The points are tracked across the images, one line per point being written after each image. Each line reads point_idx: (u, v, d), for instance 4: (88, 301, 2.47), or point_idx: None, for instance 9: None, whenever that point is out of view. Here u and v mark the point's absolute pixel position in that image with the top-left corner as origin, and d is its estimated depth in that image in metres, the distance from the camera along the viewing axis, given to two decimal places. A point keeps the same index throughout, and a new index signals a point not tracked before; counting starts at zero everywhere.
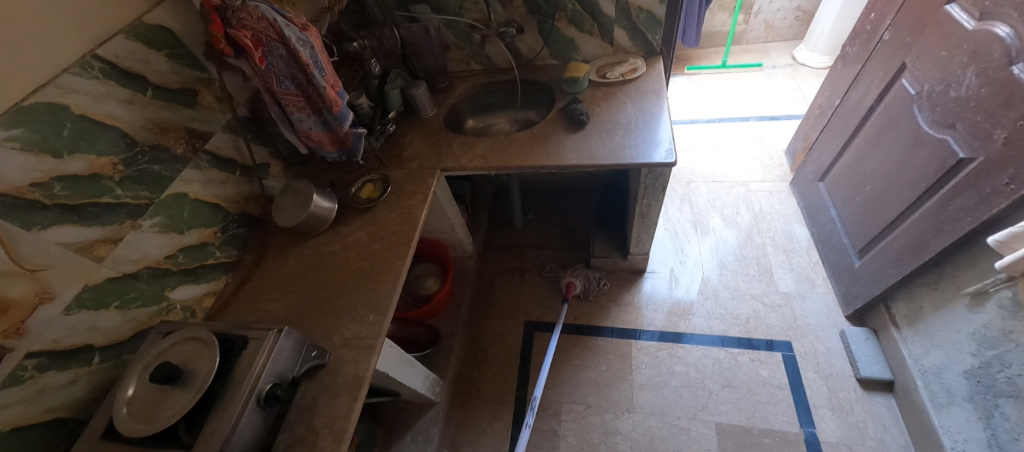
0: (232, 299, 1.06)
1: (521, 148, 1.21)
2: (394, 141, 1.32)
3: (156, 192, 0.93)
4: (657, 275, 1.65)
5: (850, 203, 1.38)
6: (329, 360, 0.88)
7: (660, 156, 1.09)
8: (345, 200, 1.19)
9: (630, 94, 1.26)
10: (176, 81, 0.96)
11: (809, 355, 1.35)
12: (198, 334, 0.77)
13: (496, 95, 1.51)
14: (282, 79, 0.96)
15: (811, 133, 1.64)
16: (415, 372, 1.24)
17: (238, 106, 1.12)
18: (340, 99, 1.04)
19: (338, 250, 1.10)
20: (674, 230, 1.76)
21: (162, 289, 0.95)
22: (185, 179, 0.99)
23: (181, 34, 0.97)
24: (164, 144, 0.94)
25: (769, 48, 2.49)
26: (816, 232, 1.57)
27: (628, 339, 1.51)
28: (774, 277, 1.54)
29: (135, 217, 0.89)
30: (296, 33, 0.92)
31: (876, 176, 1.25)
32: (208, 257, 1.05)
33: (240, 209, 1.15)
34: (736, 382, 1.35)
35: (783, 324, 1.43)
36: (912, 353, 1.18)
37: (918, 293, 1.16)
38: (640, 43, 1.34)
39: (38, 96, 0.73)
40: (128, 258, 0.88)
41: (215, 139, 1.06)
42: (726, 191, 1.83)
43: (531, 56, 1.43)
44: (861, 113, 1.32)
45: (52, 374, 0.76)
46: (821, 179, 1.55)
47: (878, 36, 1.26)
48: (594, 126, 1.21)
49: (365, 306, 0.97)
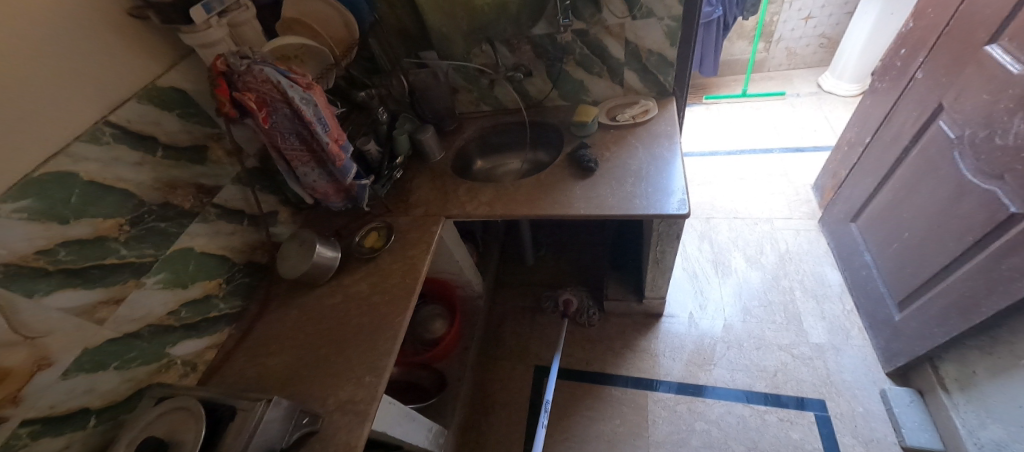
0: (234, 352, 1.05)
1: (528, 195, 1.18)
2: (401, 186, 1.32)
3: (162, 249, 0.94)
4: (675, 319, 1.56)
5: (886, 249, 1.27)
6: (321, 426, 0.86)
7: (672, 207, 1.03)
8: (350, 248, 1.18)
9: (641, 138, 1.22)
10: (187, 139, 0.99)
11: (845, 416, 1.23)
12: (188, 404, 0.75)
13: (505, 136, 1.50)
14: (286, 136, 0.97)
15: (840, 170, 1.54)
16: (417, 426, 1.20)
17: (247, 158, 1.14)
18: (344, 152, 1.04)
19: (339, 302, 1.08)
20: (693, 270, 1.67)
21: (163, 346, 0.95)
22: (192, 234, 1.00)
23: (193, 93, 1.00)
24: (172, 201, 0.96)
25: (792, 75, 2.40)
26: (850, 277, 1.46)
27: (644, 390, 1.42)
28: (804, 326, 1.43)
29: (139, 276, 0.90)
30: (300, 92, 0.93)
31: (914, 223, 1.15)
32: (212, 309, 1.06)
33: (247, 258, 1.15)
34: (764, 445, 1.24)
35: (815, 380, 1.32)
36: (966, 423, 1.06)
37: (970, 356, 1.04)
38: (651, 84, 1.29)
39: (49, 166, 0.75)
40: (129, 318, 0.88)
41: (224, 191, 1.08)
42: (748, 229, 1.73)
43: (540, 98, 1.41)
44: (894, 153, 1.23)
45: (47, 441, 0.75)
46: (852, 220, 1.45)
47: (909, 73, 1.18)
48: (603, 172, 1.16)
49: (362, 365, 0.94)
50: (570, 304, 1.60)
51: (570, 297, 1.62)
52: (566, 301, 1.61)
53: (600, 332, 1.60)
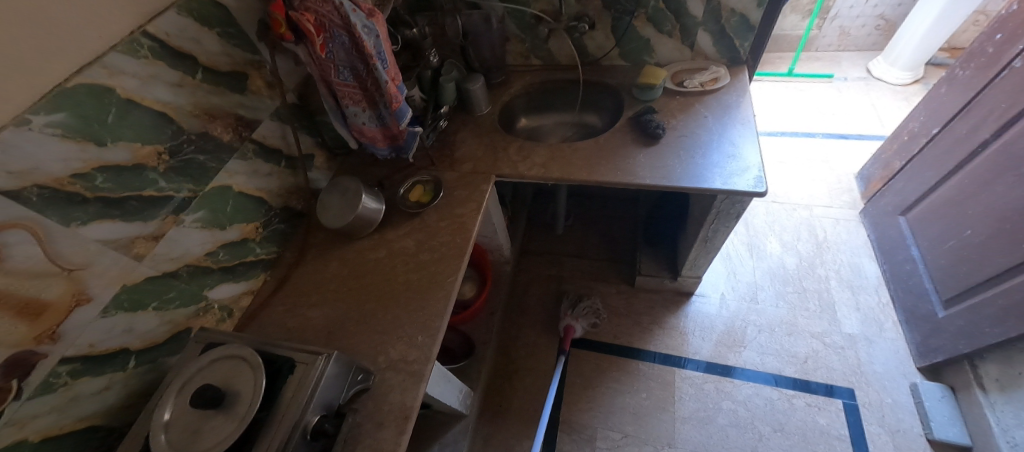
0: (270, 300, 0.99)
1: (586, 159, 1.10)
2: (446, 139, 1.23)
3: (201, 185, 0.86)
4: (706, 299, 1.55)
5: (940, 246, 1.24)
6: (373, 384, 0.82)
7: (746, 183, 0.97)
8: (394, 201, 1.11)
9: (711, 108, 1.14)
10: (227, 63, 0.88)
11: (874, 406, 1.25)
12: (243, 352, 0.70)
13: (554, 95, 1.40)
14: (341, 68, 0.87)
15: (894, 160, 1.50)
16: (451, 387, 1.17)
17: (287, 92, 1.03)
18: (400, 94, 0.94)
19: (384, 256, 1.02)
20: (726, 251, 1.65)
21: (201, 289, 0.88)
22: (231, 171, 0.92)
23: (235, 11, 0.88)
24: (212, 133, 0.87)
25: (840, 57, 2.30)
26: (890, 271, 1.44)
27: (672, 366, 1.42)
28: (837, 315, 1.43)
29: (178, 211, 0.82)
30: (362, 19, 0.82)
31: (981, 221, 1.12)
32: (248, 254, 0.99)
33: (283, 202, 1.08)
34: (790, 428, 1.25)
35: (845, 369, 1.32)
36: (1001, 422, 1.07)
37: (1019, 358, 1.04)
38: (724, 50, 1.21)
39: (83, 77, 0.65)
40: (167, 257, 0.81)
41: (262, 127, 0.98)
42: (786, 214, 1.70)
43: (598, 55, 1.30)
44: (969, 147, 1.18)
45: (86, 381, 0.70)
46: (902, 213, 1.42)
47: (1003, 61, 1.11)
48: (669, 141, 1.09)
49: (413, 324, 0.89)
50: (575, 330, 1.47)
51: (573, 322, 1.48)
52: (568, 329, 1.47)
53: (629, 306, 1.57)
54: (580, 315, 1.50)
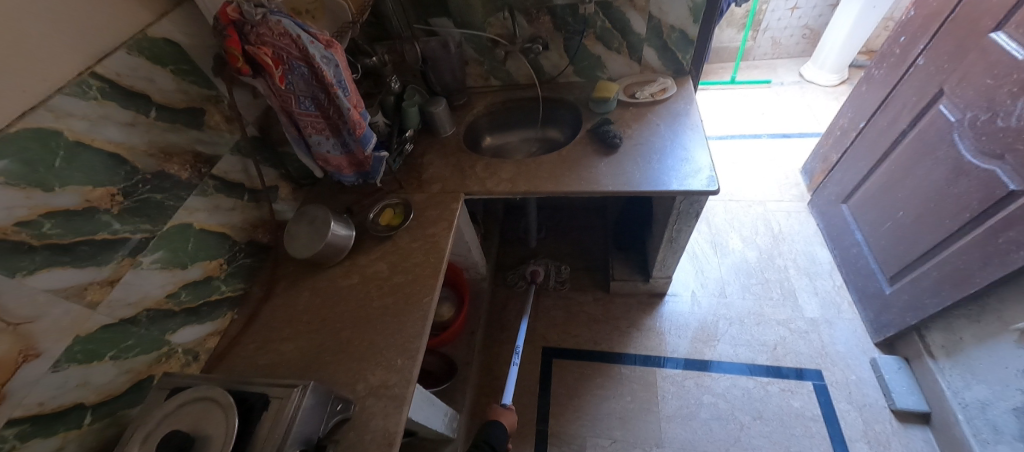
0: (240, 338, 0.96)
1: (551, 171, 1.14)
2: (412, 162, 1.24)
3: (158, 225, 0.83)
4: (678, 298, 1.60)
5: (879, 228, 1.35)
6: (354, 413, 0.80)
7: (700, 182, 1.03)
8: (364, 226, 1.10)
9: (662, 116, 1.21)
10: (183, 100, 0.87)
11: (840, 384, 1.32)
12: (214, 393, 0.67)
13: (516, 113, 1.45)
14: (301, 99, 0.88)
15: (831, 154, 1.63)
16: (435, 411, 1.15)
17: (247, 125, 1.02)
18: (363, 121, 0.95)
19: (357, 282, 1.01)
20: (692, 250, 1.72)
21: (163, 333, 0.84)
22: (190, 208, 0.89)
23: (188, 48, 0.87)
24: (168, 170, 0.85)
25: (775, 64, 2.50)
26: (840, 255, 1.55)
27: (652, 367, 1.45)
28: (799, 302, 1.51)
29: (135, 254, 0.79)
30: (321, 50, 0.84)
31: (910, 203, 1.23)
32: (213, 293, 0.95)
33: (248, 237, 1.05)
34: (768, 414, 1.30)
35: (811, 352, 1.39)
36: (951, 385, 1.16)
37: (958, 324, 1.14)
38: (669, 63, 1.29)
39: (27, 121, 0.63)
40: (125, 302, 0.77)
41: (223, 162, 0.97)
42: (743, 211, 1.81)
43: (554, 74, 1.37)
44: (892, 136, 1.30)
45: (37, 443, 0.65)
46: (844, 201, 1.54)
47: (909, 60, 1.25)
48: (627, 149, 1.15)
49: (392, 348, 0.88)
50: (540, 273, 1.63)
51: (538, 267, 1.64)
52: (534, 272, 1.63)
53: (606, 312, 1.61)
54: (541, 263, 1.69)
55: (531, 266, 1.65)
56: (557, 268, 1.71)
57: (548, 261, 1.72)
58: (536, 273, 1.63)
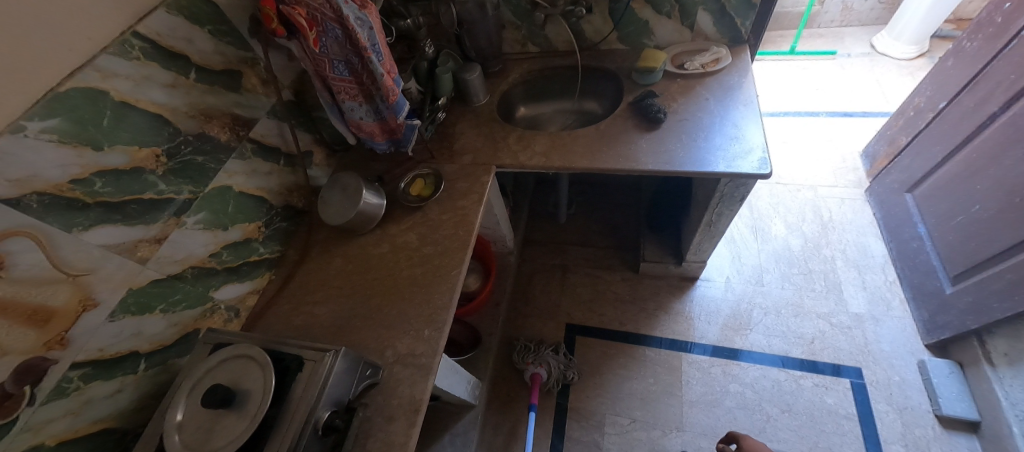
0: (276, 299, 1.00)
1: (587, 146, 1.09)
2: (445, 131, 1.22)
3: (201, 186, 0.85)
4: (711, 283, 1.54)
5: (947, 222, 1.23)
6: (382, 378, 0.82)
7: (750, 165, 0.96)
8: (395, 195, 1.10)
9: (712, 89, 1.12)
10: (221, 62, 0.87)
11: (881, 384, 1.25)
12: (252, 352, 0.70)
13: (552, 82, 1.38)
14: (335, 63, 0.86)
15: (900, 137, 1.48)
16: (459, 378, 1.18)
17: (283, 89, 1.02)
18: (396, 87, 0.93)
19: (387, 251, 1.02)
20: (731, 235, 1.64)
21: (206, 290, 0.89)
22: (230, 171, 0.91)
23: (225, 8, 0.86)
24: (209, 133, 0.86)
25: (843, 33, 2.26)
26: (896, 249, 1.43)
27: (679, 351, 1.42)
28: (843, 295, 1.42)
29: (180, 214, 0.82)
30: (355, 11, 0.81)
31: (988, 196, 1.10)
32: (252, 254, 0.99)
33: (284, 201, 1.07)
34: (798, 408, 1.26)
35: (852, 348, 1.32)
36: (1010, 396, 1.08)
37: None
38: (725, 29, 1.18)
39: (76, 81, 0.64)
40: (171, 259, 0.81)
41: (259, 126, 0.98)
42: (791, 196, 1.69)
43: (596, 40, 1.28)
44: (977, 120, 1.16)
45: (98, 385, 0.71)
46: (909, 190, 1.40)
47: (1011, 31, 1.09)
48: (671, 125, 1.08)
49: (419, 318, 0.89)
50: (541, 377, 1.37)
51: (538, 369, 1.37)
52: (534, 375, 1.37)
53: (634, 292, 1.57)
54: (541, 360, 1.41)
55: (531, 369, 1.38)
56: (562, 365, 1.42)
57: (551, 352, 1.43)
58: (537, 377, 1.37)
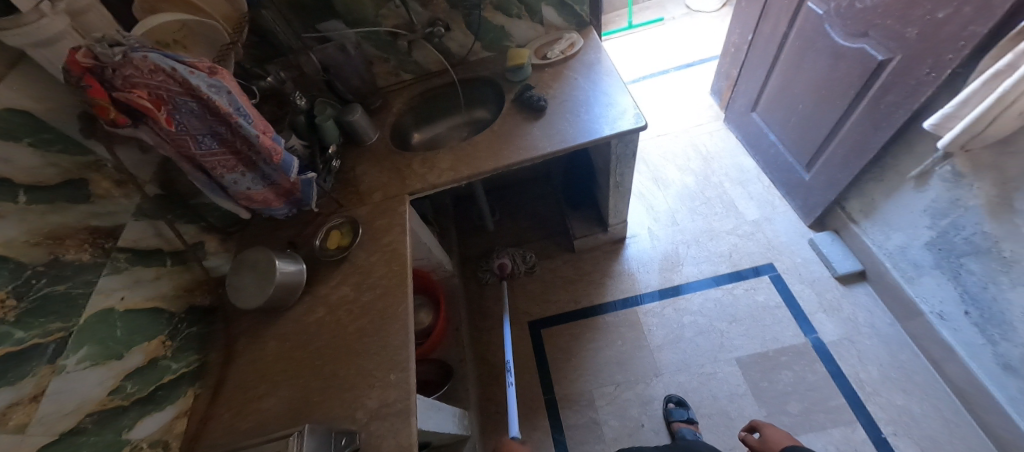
0: (212, 412, 0.87)
1: (488, 148, 1.14)
2: (345, 177, 1.17)
3: (72, 319, 0.72)
4: (637, 238, 1.68)
5: (787, 125, 1.49)
6: (362, 442, 0.76)
7: (628, 121, 1.08)
8: (312, 256, 1.03)
9: (578, 69, 1.24)
10: (58, 174, 0.75)
11: (792, 270, 1.46)
12: None
13: (437, 102, 1.40)
14: (200, 138, 0.78)
15: (732, 70, 1.76)
16: (444, 415, 1.13)
17: (144, 184, 0.90)
18: (278, 145, 0.88)
19: (324, 315, 0.95)
20: (638, 191, 1.80)
21: (119, 434, 0.75)
22: (105, 290, 0.79)
23: (44, 113, 0.73)
24: (64, 256, 0.73)
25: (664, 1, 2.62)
26: (762, 158, 1.70)
27: (633, 307, 1.52)
28: (740, 209, 1.65)
29: (54, 358, 0.68)
30: (206, 79, 0.74)
31: (805, 95, 1.37)
32: (164, 374, 0.86)
33: (185, 303, 0.95)
34: (741, 315, 1.42)
35: (761, 249, 1.53)
36: (875, 241, 1.32)
37: (868, 188, 1.29)
38: (570, 17, 1.31)
39: None
40: (60, 413, 0.67)
41: (129, 231, 0.86)
42: (672, 143, 1.91)
43: (463, 54, 1.34)
44: (776, 41, 1.43)
45: None
46: (753, 109, 1.68)
47: None
48: (554, 109, 1.16)
49: (382, 366, 0.85)
50: (507, 266, 1.61)
51: (504, 259, 1.63)
52: (500, 265, 1.61)
53: (577, 270, 1.65)
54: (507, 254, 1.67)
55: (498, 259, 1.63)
56: (523, 256, 1.68)
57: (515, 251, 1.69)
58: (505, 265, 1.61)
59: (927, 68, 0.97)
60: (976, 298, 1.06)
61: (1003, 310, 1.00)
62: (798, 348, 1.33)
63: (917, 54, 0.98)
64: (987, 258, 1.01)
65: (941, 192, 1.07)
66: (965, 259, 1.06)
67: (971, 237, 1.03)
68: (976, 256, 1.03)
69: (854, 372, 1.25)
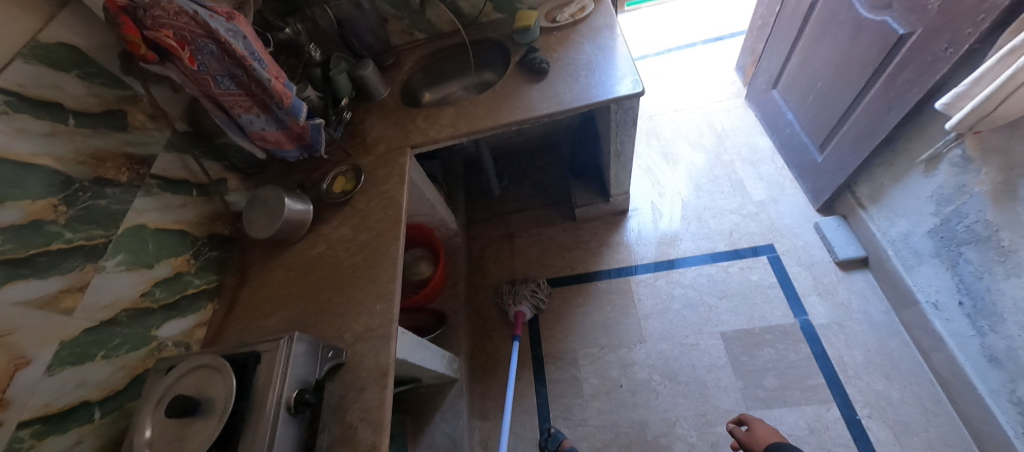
0: (224, 324, 1.00)
1: (488, 108, 1.18)
2: (354, 129, 1.25)
3: (111, 229, 0.85)
4: (639, 211, 1.69)
5: (804, 103, 1.46)
6: (347, 358, 0.86)
7: (626, 86, 1.10)
8: (319, 198, 1.13)
9: (584, 33, 1.24)
10: (99, 104, 0.85)
11: (791, 252, 1.45)
12: (211, 362, 0.72)
13: (447, 63, 1.45)
14: (219, 78, 0.88)
15: (757, 44, 1.70)
16: (432, 354, 1.24)
17: (175, 121, 1.01)
18: (288, 90, 0.96)
19: (325, 250, 1.05)
20: (646, 165, 1.80)
21: (147, 330, 0.88)
22: (139, 209, 0.91)
23: (88, 50, 0.85)
24: (105, 176, 0.85)
25: None
26: (777, 139, 1.66)
27: (626, 276, 1.56)
28: (747, 189, 1.62)
29: (94, 259, 0.81)
30: (223, 23, 0.82)
31: (824, 73, 1.33)
32: (187, 287, 0.99)
33: (207, 231, 1.07)
34: (731, 292, 1.43)
35: (763, 230, 1.52)
36: (880, 227, 1.30)
37: (878, 173, 1.26)
38: None
39: None
40: (100, 305, 0.80)
41: (160, 161, 0.97)
42: (688, 118, 1.88)
43: (475, 15, 1.37)
44: (801, 14, 1.38)
45: (53, 441, 0.70)
46: (773, 87, 1.62)
47: None
48: (555, 72, 1.18)
49: (370, 296, 0.94)
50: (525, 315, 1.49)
51: (522, 309, 1.50)
52: (518, 314, 1.49)
53: (576, 238, 1.69)
54: (523, 297, 1.52)
55: (514, 309, 1.50)
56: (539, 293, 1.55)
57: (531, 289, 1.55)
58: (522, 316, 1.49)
59: (944, 43, 0.93)
60: (970, 289, 1.04)
61: (995, 302, 0.98)
62: (785, 328, 1.33)
63: (937, 28, 0.94)
64: (985, 247, 0.98)
65: (948, 177, 1.04)
66: (963, 248, 1.03)
67: (972, 225, 1.00)
68: (973, 244, 1.01)
69: (838, 355, 1.26)
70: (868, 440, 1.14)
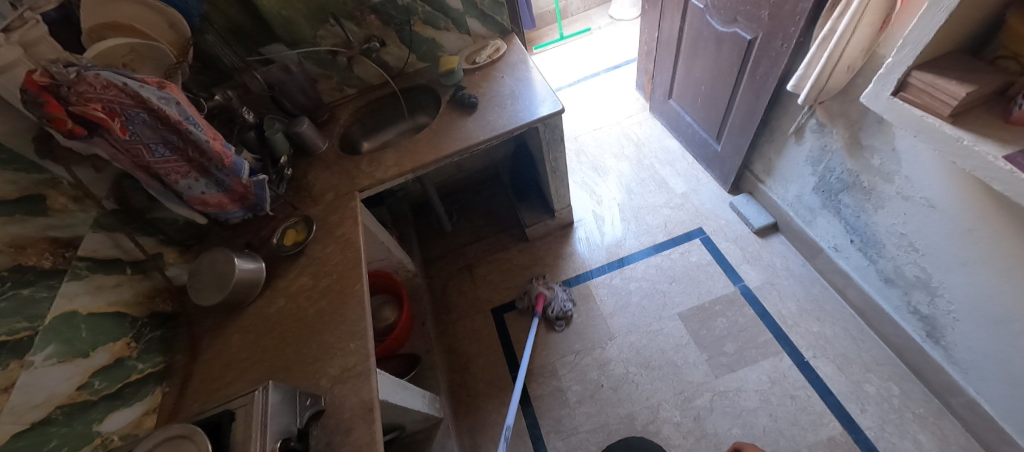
0: (179, 405, 0.91)
1: (428, 144, 1.26)
2: (298, 184, 1.25)
3: (35, 320, 0.77)
4: (584, 221, 1.82)
5: (695, 106, 1.73)
6: (326, 404, 0.83)
7: (547, 107, 1.25)
8: (270, 254, 1.10)
9: (503, 69, 1.40)
10: (15, 190, 0.79)
11: (717, 230, 1.65)
12: (183, 431, 0.66)
13: (381, 113, 1.53)
14: (153, 146, 0.86)
15: (648, 65, 1.99)
16: (413, 394, 1.20)
17: (102, 200, 0.96)
18: (228, 151, 0.97)
19: (285, 304, 1.01)
20: (580, 180, 1.96)
21: (88, 426, 0.79)
22: (68, 294, 0.84)
23: None
24: (27, 262, 0.78)
25: (590, 14, 2.90)
26: (683, 139, 1.92)
27: (585, 282, 1.65)
28: (670, 185, 1.84)
29: (21, 354, 0.72)
30: (155, 92, 0.83)
31: (704, 79, 1.61)
32: (131, 372, 0.91)
33: (147, 310, 1.01)
34: (678, 275, 1.58)
35: (691, 216, 1.72)
36: (779, 194, 1.54)
37: (765, 150, 1.51)
38: (492, 27, 1.48)
39: None
40: (31, 405, 0.71)
41: (87, 242, 0.91)
42: (607, 134, 2.11)
43: (400, 66, 1.48)
44: (675, 36, 1.68)
45: None
46: (669, 97, 1.90)
47: None
48: (484, 104, 1.31)
49: (341, 338, 0.92)
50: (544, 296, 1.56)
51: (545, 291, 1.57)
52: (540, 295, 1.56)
53: (532, 257, 1.77)
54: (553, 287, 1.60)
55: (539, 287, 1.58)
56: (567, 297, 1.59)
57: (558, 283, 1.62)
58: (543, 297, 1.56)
59: (780, 41, 1.19)
60: (855, 227, 1.26)
61: (874, 233, 1.20)
62: (728, 296, 1.49)
63: (772, 31, 1.21)
64: (854, 190, 1.21)
65: (813, 142, 1.29)
66: (841, 196, 1.26)
67: (841, 175, 1.23)
68: (846, 191, 1.24)
69: (777, 310, 1.42)
70: (820, 378, 1.27)
